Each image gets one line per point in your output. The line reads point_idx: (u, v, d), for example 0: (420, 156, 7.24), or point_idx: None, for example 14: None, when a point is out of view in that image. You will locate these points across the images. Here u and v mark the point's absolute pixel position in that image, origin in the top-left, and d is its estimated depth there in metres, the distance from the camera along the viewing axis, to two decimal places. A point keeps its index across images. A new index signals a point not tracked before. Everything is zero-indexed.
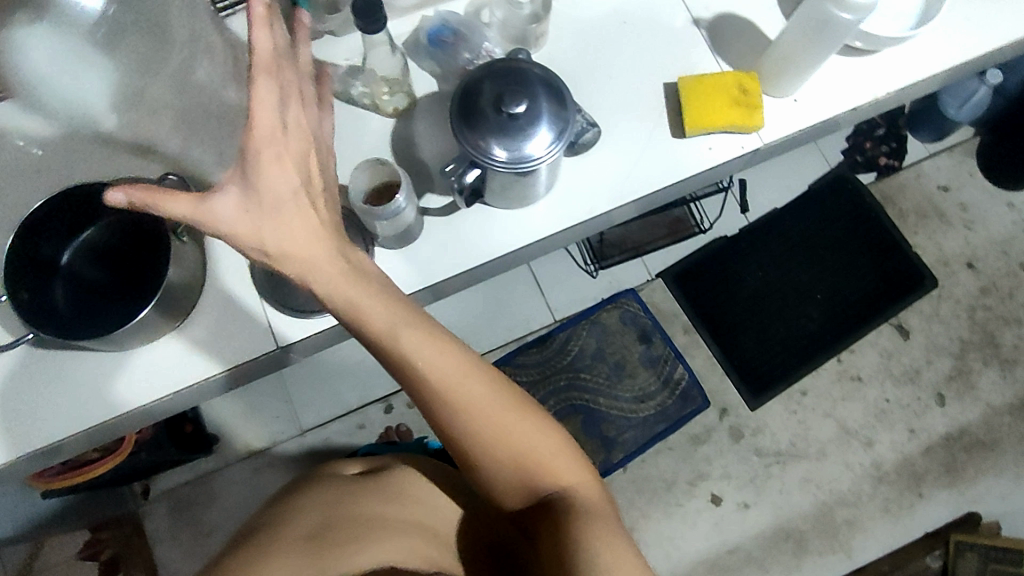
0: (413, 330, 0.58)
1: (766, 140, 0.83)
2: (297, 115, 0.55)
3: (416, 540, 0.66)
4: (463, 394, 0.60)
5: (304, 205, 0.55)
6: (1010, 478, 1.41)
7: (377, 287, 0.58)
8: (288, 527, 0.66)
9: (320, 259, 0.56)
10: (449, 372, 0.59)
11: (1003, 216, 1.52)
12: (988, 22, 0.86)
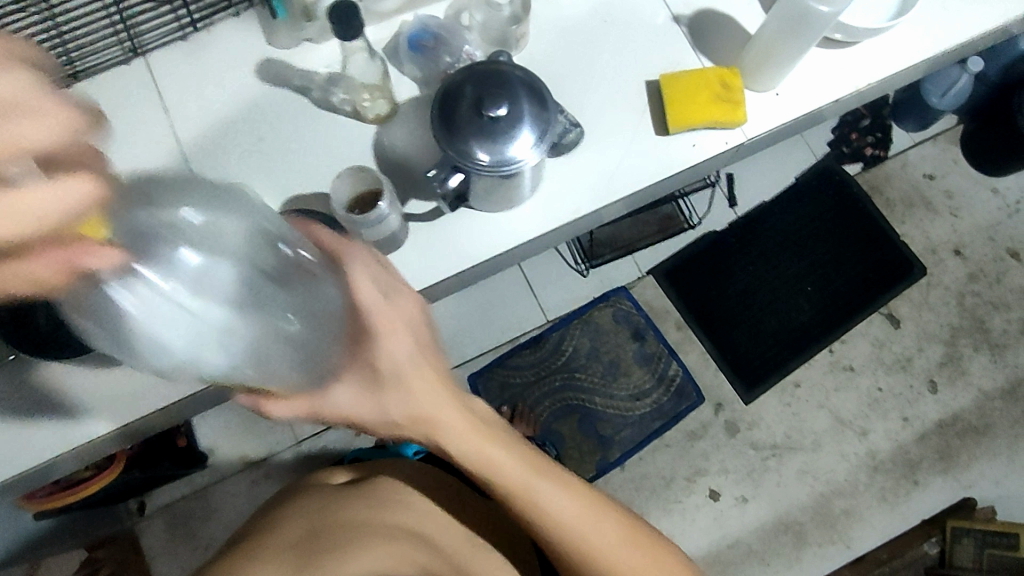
0: (518, 466, 0.70)
1: (749, 135, 0.83)
2: (409, 300, 0.61)
3: (401, 547, 0.69)
4: (546, 498, 0.70)
5: (425, 376, 0.64)
6: (1004, 462, 1.42)
7: (491, 433, 0.70)
8: (275, 535, 0.70)
9: (442, 419, 0.67)
10: (547, 497, 0.71)
11: (989, 202, 1.53)
12: (964, 11, 0.86)
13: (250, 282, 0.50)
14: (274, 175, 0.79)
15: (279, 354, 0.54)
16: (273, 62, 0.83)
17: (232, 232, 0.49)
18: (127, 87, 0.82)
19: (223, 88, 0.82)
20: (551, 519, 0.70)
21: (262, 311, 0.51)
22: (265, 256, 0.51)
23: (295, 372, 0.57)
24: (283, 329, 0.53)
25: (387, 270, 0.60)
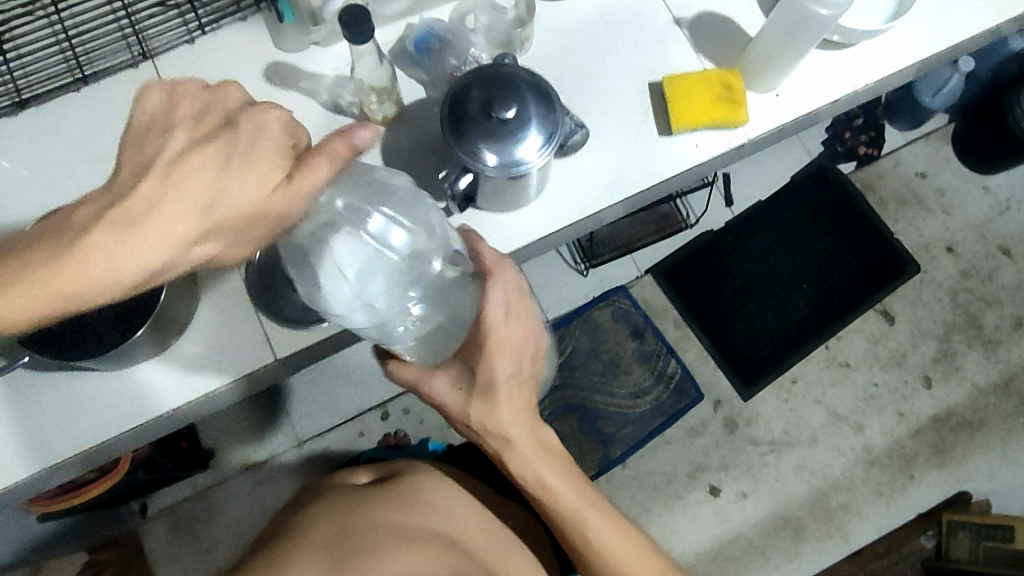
0: (577, 490, 0.75)
1: (751, 135, 0.84)
2: (522, 323, 0.67)
3: (435, 552, 0.65)
4: (597, 526, 0.74)
5: (520, 392, 0.71)
6: (998, 456, 1.45)
7: (558, 459, 0.75)
8: (307, 533, 0.66)
9: (523, 434, 0.73)
10: (598, 526, 0.74)
11: (981, 199, 1.56)
12: (959, 13, 0.88)
13: (420, 273, 0.67)
14: None
15: (419, 330, 0.69)
16: (279, 64, 0.83)
17: (422, 236, 0.67)
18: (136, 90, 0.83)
19: None
20: (596, 547, 0.73)
21: (419, 308, 0.67)
22: (430, 254, 0.67)
23: (424, 352, 0.71)
24: (427, 317, 0.68)
25: (511, 296, 0.66)
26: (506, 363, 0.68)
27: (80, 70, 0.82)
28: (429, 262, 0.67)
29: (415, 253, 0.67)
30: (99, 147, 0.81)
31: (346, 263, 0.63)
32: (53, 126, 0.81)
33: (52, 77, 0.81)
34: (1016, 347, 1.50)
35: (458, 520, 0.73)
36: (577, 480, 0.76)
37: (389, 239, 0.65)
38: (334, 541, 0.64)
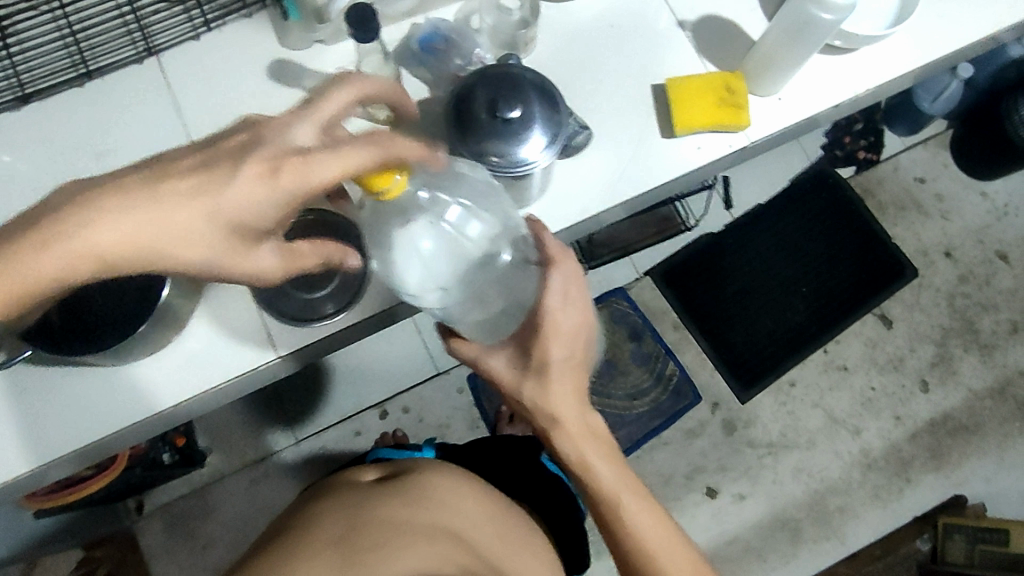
0: (614, 473, 0.70)
1: (753, 138, 0.85)
2: (576, 300, 0.67)
3: (446, 546, 0.63)
4: (640, 520, 0.69)
5: (567, 368, 0.69)
6: (993, 460, 1.45)
7: (601, 444, 0.71)
8: (315, 528, 0.63)
9: (568, 410, 0.69)
10: (638, 514, 0.69)
11: (978, 205, 1.57)
12: (959, 19, 0.88)
13: (486, 259, 0.72)
14: None
15: (483, 311, 0.73)
16: (283, 62, 0.84)
17: (495, 225, 0.72)
18: (140, 86, 0.83)
19: (234, 88, 0.83)
20: (636, 542, 0.68)
21: (485, 282, 0.72)
22: (499, 244, 0.72)
23: (485, 331, 0.74)
24: (489, 302, 0.73)
25: (570, 281, 0.67)
26: (560, 342, 0.67)
27: (84, 65, 0.82)
28: (500, 250, 0.72)
29: (486, 242, 0.71)
30: (102, 143, 0.81)
31: (419, 245, 0.68)
32: (56, 121, 0.81)
33: (55, 71, 0.81)
34: (1013, 351, 1.51)
35: (466, 519, 0.70)
36: (618, 465, 0.71)
37: (463, 231, 0.70)
38: (341, 538, 0.61)
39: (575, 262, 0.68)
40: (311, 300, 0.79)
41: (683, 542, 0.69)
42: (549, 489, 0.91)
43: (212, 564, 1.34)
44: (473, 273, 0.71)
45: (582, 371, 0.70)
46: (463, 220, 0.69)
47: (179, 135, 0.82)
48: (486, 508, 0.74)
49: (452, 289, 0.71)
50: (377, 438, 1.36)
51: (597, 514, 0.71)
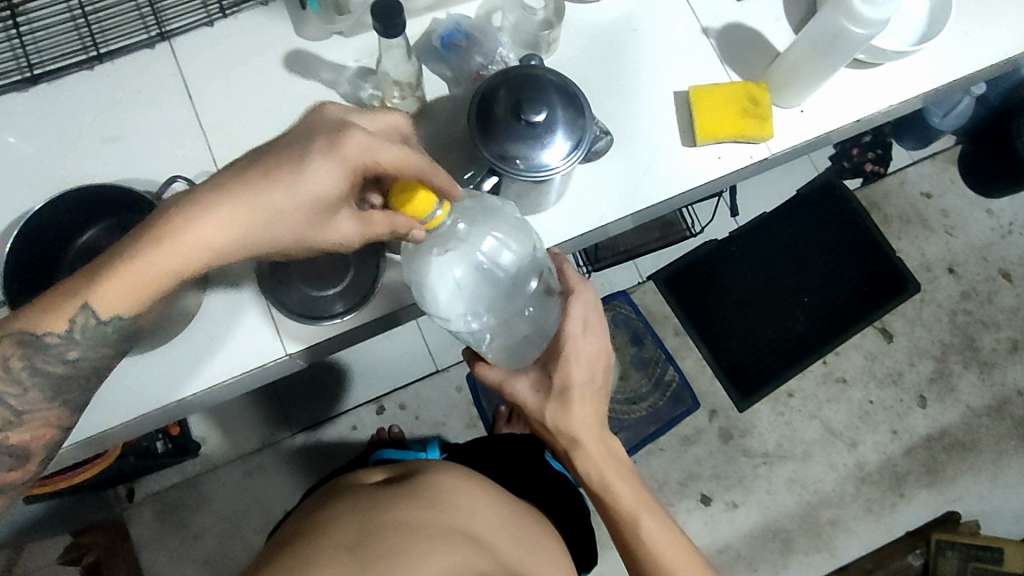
0: (630, 493, 0.77)
1: (774, 150, 0.83)
2: (595, 332, 0.73)
3: (459, 554, 0.62)
4: (654, 530, 0.75)
5: (588, 396, 0.75)
6: (986, 477, 1.46)
7: (618, 464, 0.78)
8: (329, 537, 0.62)
9: (586, 435, 0.77)
10: (652, 531, 0.75)
11: (983, 222, 1.56)
12: (984, 37, 0.88)
13: (517, 288, 0.72)
14: None
15: (508, 338, 0.76)
16: (299, 52, 0.82)
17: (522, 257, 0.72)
18: (151, 70, 0.81)
19: (248, 76, 0.81)
20: (651, 550, 0.74)
21: (509, 311, 0.73)
22: (525, 278, 0.73)
23: (508, 356, 0.77)
24: (513, 329, 0.75)
25: (593, 316, 0.73)
26: (581, 370, 0.74)
27: (94, 45, 0.80)
28: (521, 282, 0.72)
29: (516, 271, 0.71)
30: (111, 127, 0.79)
31: (456, 279, 0.68)
32: (64, 102, 0.79)
33: (64, 52, 0.80)
34: (1011, 370, 1.51)
35: (480, 521, 0.69)
36: (633, 484, 0.78)
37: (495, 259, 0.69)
38: (356, 543, 0.61)
39: (592, 293, 0.72)
40: (321, 297, 0.77)
41: (693, 550, 0.75)
42: (553, 493, 0.90)
43: (200, 556, 1.32)
44: (501, 304, 0.72)
45: (600, 398, 0.77)
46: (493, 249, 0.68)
47: (190, 122, 0.80)
48: (500, 510, 0.73)
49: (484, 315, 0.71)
50: (373, 434, 1.35)
51: (615, 529, 0.77)
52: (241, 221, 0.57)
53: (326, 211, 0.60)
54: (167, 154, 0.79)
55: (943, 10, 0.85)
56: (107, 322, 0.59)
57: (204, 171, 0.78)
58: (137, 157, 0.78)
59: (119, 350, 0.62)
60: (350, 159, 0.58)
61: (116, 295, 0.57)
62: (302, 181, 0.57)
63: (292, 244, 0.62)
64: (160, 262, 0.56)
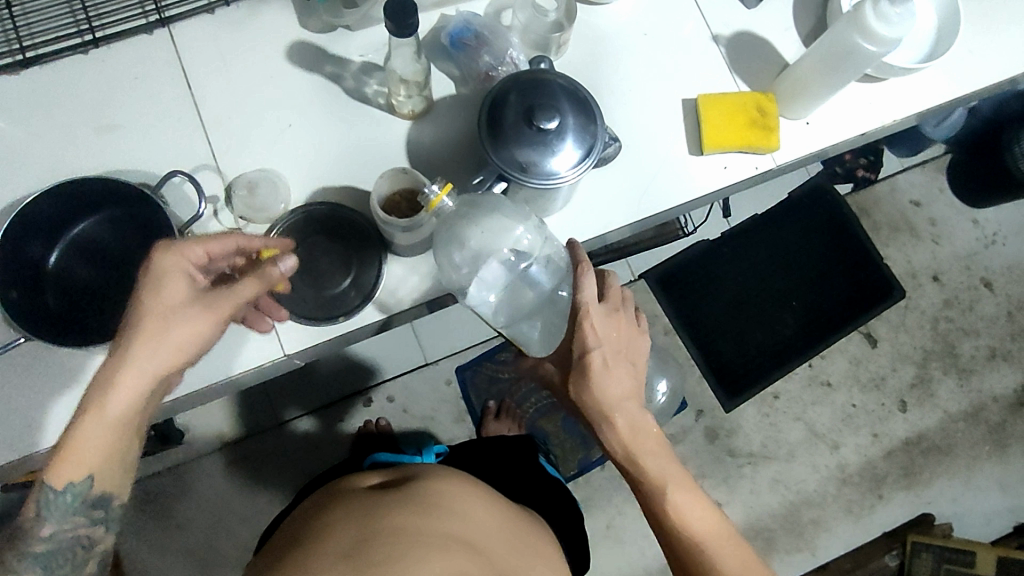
0: (663, 467, 0.70)
1: (780, 161, 0.84)
2: (610, 304, 0.71)
3: (456, 560, 0.60)
4: (684, 506, 0.68)
5: (610, 364, 0.70)
6: (963, 482, 1.48)
7: (648, 439, 0.71)
8: (330, 539, 0.62)
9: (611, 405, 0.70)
10: (687, 507, 0.68)
11: (970, 231, 1.57)
12: (987, 56, 0.88)
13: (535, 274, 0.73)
14: (301, 165, 0.78)
15: (531, 325, 0.77)
16: (303, 44, 0.80)
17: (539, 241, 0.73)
18: (148, 57, 0.78)
19: (249, 68, 0.79)
20: (680, 527, 0.67)
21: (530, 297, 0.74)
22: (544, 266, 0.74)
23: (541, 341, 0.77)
24: (534, 315, 0.76)
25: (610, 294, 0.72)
26: (603, 341, 0.69)
27: (87, 19, 0.78)
28: (535, 263, 0.73)
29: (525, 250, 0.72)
30: (107, 115, 0.76)
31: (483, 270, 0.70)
32: (56, 88, 0.76)
33: (57, 28, 0.77)
34: (990, 378, 1.52)
35: (478, 527, 0.68)
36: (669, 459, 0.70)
37: (504, 244, 0.70)
38: (353, 547, 0.59)
39: (618, 285, 0.73)
40: (331, 295, 0.77)
41: (728, 525, 0.68)
42: (547, 493, 0.91)
43: (182, 546, 1.30)
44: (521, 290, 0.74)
45: (627, 368, 0.71)
46: (497, 238, 0.70)
47: (188, 112, 0.77)
48: (496, 518, 0.72)
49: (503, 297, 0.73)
50: (360, 426, 1.33)
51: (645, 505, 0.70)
52: (122, 343, 0.59)
53: (190, 305, 0.60)
54: (166, 144, 0.76)
55: (951, 27, 0.86)
56: (67, 493, 0.59)
57: (203, 164, 0.77)
58: (134, 147, 0.76)
59: (95, 518, 0.61)
60: (164, 263, 0.60)
61: (60, 465, 0.58)
62: (145, 296, 0.60)
63: (186, 344, 0.60)
64: (81, 416, 0.58)
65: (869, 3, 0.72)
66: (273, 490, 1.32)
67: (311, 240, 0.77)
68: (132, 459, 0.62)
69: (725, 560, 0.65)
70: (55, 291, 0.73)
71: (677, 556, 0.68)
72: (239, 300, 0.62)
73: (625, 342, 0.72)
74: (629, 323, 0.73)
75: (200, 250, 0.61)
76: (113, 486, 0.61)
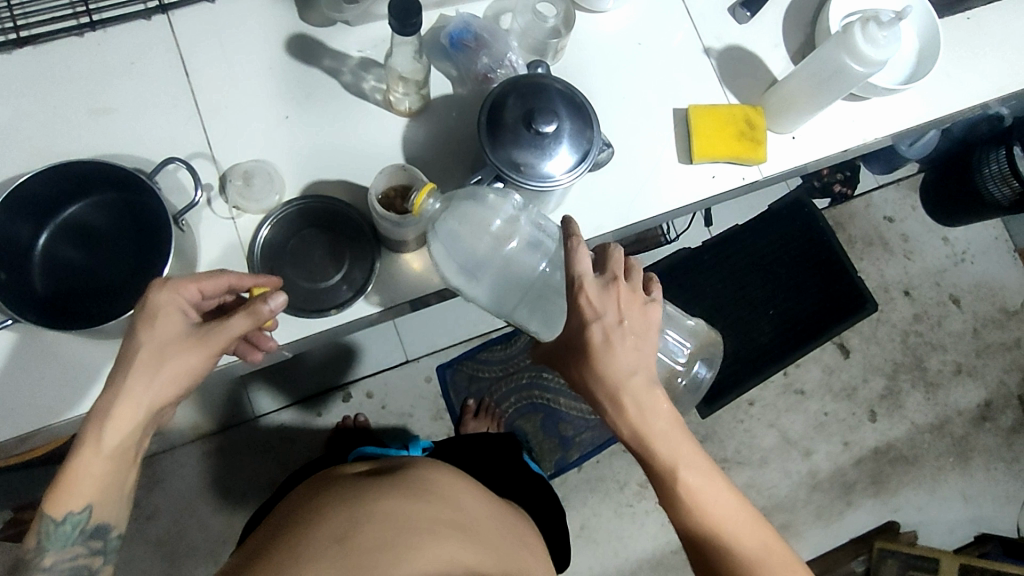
0: (677, 451, 0.61)
1: (766, 173, 0.86)
2: (610, 275, 0.62)
3: (449, 545, 0.61)
4: (700, 491, 0.61)
5: (612, 340, 0.60)
6: (927, 491, 1.52)
7: (663, 421, 0.60)
8: (323, 523, 0.62)
9: (613, 387, 0.60)
10: (702, 489, 0.61)
11: (939, 248, 1.62)
12: (964, 81, 0.92)
13: (521, 257, 0.73)
14: (297, 157, 0.78)
15: (530, 308, 0.75)
16: (302, 37, 0.80)
17: (522, 224, 0.73)
18: (146, 43, 0.78)
19: (247, 58, 0.79)
20: (695, 513, 0.61)
21: (520, 280, 0.74)
22: (528, 248, 0.74)
23: (544, 325, 0.75)
24: (531, 299, 0.75)
25: (613, 264, 0.62)
26: (605, 314, 0.61)
27: (84, 4, 0.77)
28: (520, 247, 0.73)
29: (505, 234, 0.72)
30: (100, 99, 0.76)
31: (464, 263, 0.72)
32: (51, 69, 0.76)
33: (53, 11, 0.77)
34: (955, 392, 1.57)
35: (467, 512, 0.69)
36: (687, 440, 0.61)
37: (480, 231, 0.71)
38: (344, 532, 0.59)
39: (623, 255, 0.63)
40: (325, 287, 0.77)
41: (746, 507, 0.62)
42: (528, 488, 0.92)
43: (152, 538, 1.28)
44: (508, 274, 0.73)
45: (635, 340, 0.61)
46: (472, 225, 0.71)
47: (185, 99, 0.77)
48: (483, 506, 0.73)
49: (489, 283, 0.74)
50: (338, 422, 1.33)
51: (658, 487, 0.63)
52: (117, 379, 0.59)
53: (182, 341, 0.60)
54: (161, 130, 0.76)
55: (931, 52, 0.89)
56: (66, 523, 0.60)
57: (198, 152, 0.76)
58: (129, 131, 0.76)
59: (93, 547, 0.62)
60: (157, 300, 0.60)
61: (59, 497, 0.59)
62: (137, 333, 0.59)
63: (180, 378, 0.61)
64: (80, 449, 0.59)
65: (858, 25, 0.75)
66: (248, 483, 1.31)
67: (305, 232, 0.78)
68: (127, 490, 0.62)
69: (744, 545, 0.60)
70: (42, 274, 0.73)
71: (692, 541, 0.62)
72: (228, 337, 0.61)
73: (635, 311, 0.62)
74: (636, 289, 0.63)
75: (193, 288, 0.61)
76: (111, 515, 0.62)
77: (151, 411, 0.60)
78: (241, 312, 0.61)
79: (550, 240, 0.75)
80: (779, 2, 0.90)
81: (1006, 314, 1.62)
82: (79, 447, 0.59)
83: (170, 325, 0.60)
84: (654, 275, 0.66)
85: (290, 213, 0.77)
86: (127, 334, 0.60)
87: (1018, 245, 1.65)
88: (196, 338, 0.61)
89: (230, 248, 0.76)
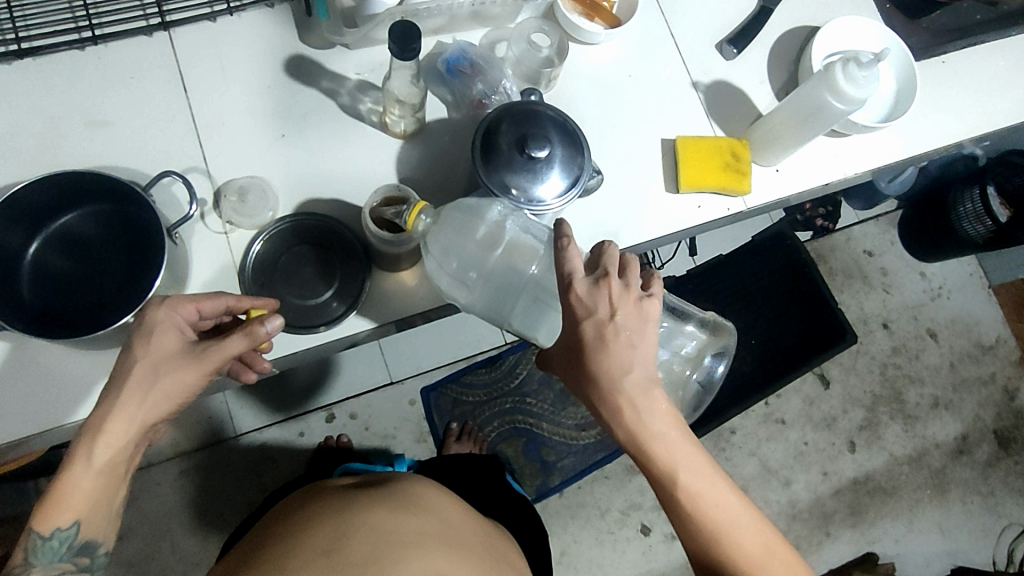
0: (676, 452, 0.61)
1: (750, 205, 0.88)
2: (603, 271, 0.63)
3: (439, 563, 0.61)
4: (701, 495, 0.61)
5: (605, 335, 0.61)
6: (904, 523, 1.53)
7: (659, 424, 0.61)
8: (313, 534, 0.61)
9: (608, 387, 0.61)
10: (704, 491, 0.61)
11: (917, 283, 1.65)
12: (940, 122, 0.95)
13: (512, 265, 0.74)
14: (291, 176, 0.79)
15: (530, 315, 0.76)
16: (300, 58, 0.82)
17: (511, 229, 0.73)
18: (146, 59, 0.79)
19: (246, 76, 0.80)
20: (696, 519, 0.61)
21: (516, 286, 0.75)
22: (521, 255, 0.74)
23: (542, 330, 0.77)
24: (531, 305, 0.76)
25: (605, 261, 0.63)
26: (597, 310, 0.61)
27: (86, 18, 0.78)
28: (512, 255, 0.74)
29: (493, 240, 0.72)
30: (99, 112, 0.77)
31: (454, 271, 0.74)
32: (50, 81, 0.76)
33: (55, 24, 0.78)
34: (932, 425, 1.59)
35: (454, 528, 0.69)
36: (686, 444, 0.62)
37: (467, 240, 0.73)
38: (332, 543, 0.59)
39: (617, 252, 0.64)
40: (319, 303, 0.78)
41: (748, 510, 0.62)
42: (511, 507, 0.92)
43: (123, 557, 1.25)
44: (502, 282, 0.74)
45: (631, 338, 0.61)
46: (462, 236, 0.73)
47: (182, 114, 0.78)
48: (467, 521, 0.74)
49: (481, 292, 0.75)
50: (320, 442, 1.31)
51: (658, 490, 0.63)
52: (110, 398, 0.59)
53: (179, 359, 0.60)
54: (156, 145, 0.77)
55: (908, 93, 0.92)
56: (53, 539, 0.59)
57: (193, 166, 0.77)
58: (124, 145, 0.76)
59: (80, 564, 0.62)
60: (156, 317, 0.60)
61: (48, 513, 0.58)
62: (133, 349, 0.60)
63: (175, 395, 0.60)
64: (70, 465, 0.58)
65: (838, 66, 0.79)
66: (224, 504, 1.29)
67: (297, 248, 0.79)
68: (116, 507, 0.62)
69: (745, 548, 0.61)
70: (30, 283, 0.73)
71: (695, 545, 0.62)
72: (223, 356, 0.61)
73: (628, 306, 0.62)
74: (630, 286, 0.63)
75: (191, 306, 0.62)
76: (98, 533, 0.61)
77: (143, 427, 0.60)
78: (239, 336, 0.61)
79: (540, 243, 0.74)
80: (765, 40, 0.94)
81: (981, 350, 1.65)
82: (67, 465, 0.58)
83: (169, 344, 0.60)
84: (655, 269, 0.66)
85: (280, 224, 0.77)
86: (125, 350, 0.60)
87: (993, 281, 1.69)
88: (191, 357, 0.60)
89: (222, 262, 0.76)
